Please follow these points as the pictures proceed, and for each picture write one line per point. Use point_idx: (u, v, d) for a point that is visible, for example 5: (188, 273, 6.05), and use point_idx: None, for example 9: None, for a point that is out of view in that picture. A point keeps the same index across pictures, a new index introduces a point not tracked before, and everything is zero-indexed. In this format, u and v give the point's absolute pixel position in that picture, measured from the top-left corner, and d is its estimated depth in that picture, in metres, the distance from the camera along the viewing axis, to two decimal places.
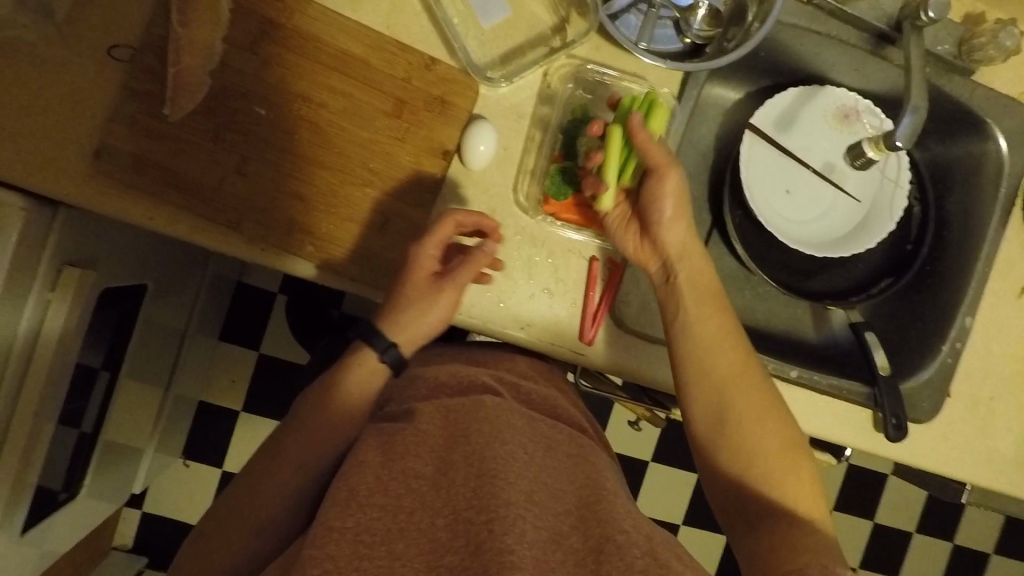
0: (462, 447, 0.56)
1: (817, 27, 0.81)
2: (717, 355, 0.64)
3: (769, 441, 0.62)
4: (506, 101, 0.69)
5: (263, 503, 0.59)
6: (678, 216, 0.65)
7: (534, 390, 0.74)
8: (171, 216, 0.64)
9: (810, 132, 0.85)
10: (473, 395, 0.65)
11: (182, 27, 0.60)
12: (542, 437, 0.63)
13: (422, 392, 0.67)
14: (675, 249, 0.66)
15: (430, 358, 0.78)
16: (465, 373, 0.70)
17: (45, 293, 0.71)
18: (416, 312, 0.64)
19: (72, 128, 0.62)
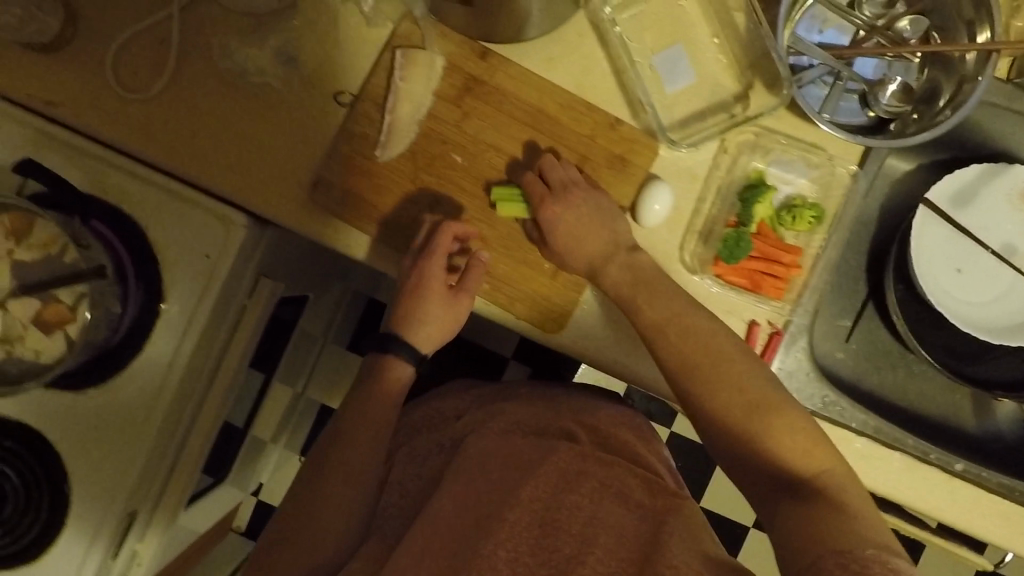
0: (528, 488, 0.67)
1: (1015, 105, 0.78)
2: (699, 343, 0.62)
3: (787, 435, 0.59)
4: (682, 163, 0.71)
5: (337, 492, 0.69)
6: (589, 225, 0.67)
7: (614, 433, 0.77)
8: (367, 247, 0.72)
9: (990, 211, 0.81)
10: (549, 439, 0.73)
11: (402, 82, 0.69)
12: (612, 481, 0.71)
13: (498, 429, 0.75)
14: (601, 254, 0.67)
15: (515, 390, 0.83)
16: (544, 415, 0.78)
17: (243, 300, 0.80)
18: (428, 317, 0.72)
19: (296, 160, 0.71)
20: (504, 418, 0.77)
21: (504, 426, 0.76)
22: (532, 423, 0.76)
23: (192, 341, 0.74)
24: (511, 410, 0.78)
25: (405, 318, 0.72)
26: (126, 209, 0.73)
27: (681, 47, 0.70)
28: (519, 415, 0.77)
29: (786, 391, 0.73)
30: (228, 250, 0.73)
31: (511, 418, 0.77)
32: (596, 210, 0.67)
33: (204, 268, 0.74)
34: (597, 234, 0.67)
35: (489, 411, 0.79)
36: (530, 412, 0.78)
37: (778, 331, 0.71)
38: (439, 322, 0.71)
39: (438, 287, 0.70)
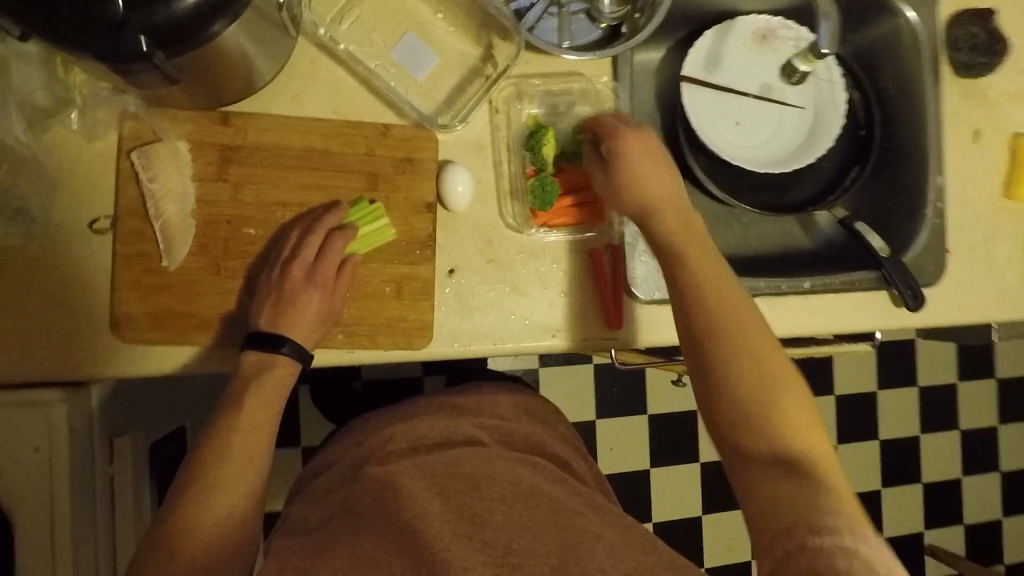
0: (411, 501, 0.64)
1: None
2: (723, 292, 0.63)
3: (749, 329, 0.62)
4: (465, 138, 0.72)
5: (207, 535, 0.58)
6: (658, 179, 0.67)
7: (516, 429, 0.80)
8: (202, 356, 0.66)
9: (738, 64, 0.89)
10: (456, 450, 0.72)
11: (153, 182, 0.63)
12: (511, 471, 0.70)
13: (401, 451, 0.74)
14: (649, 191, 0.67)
15: (410, 412, 0.81)
16: (444, 424, 0.77)
17: (106, 468, 0.73)
18: (307, 304, 0.64)
19: (83, 309, 0.65)
20: (400, 438, 0.75)
21: (407, 449, 0.74)
22: (431, 433, 0.76)
23: (67, 538, 0.66)
24: (415, 426, 0.77)
25: (281, 313, 0.64)
26: None
27: (412, 34, 0.71)
28: (421, 433, 0.76)
29: (650, 295, 0.76)
30: (56, 433, 0.64)
31: (407, 434, 0.76)
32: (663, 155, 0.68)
33: (40, 465, 0.65)
34: (638, 179, 0.67)
35: (380, 440, 0.76)
36: (427, 433, 0.76)
37: (617, 245, 0.75)
38: (315, 320, 0.65)
39: (327, 275, 0.65)
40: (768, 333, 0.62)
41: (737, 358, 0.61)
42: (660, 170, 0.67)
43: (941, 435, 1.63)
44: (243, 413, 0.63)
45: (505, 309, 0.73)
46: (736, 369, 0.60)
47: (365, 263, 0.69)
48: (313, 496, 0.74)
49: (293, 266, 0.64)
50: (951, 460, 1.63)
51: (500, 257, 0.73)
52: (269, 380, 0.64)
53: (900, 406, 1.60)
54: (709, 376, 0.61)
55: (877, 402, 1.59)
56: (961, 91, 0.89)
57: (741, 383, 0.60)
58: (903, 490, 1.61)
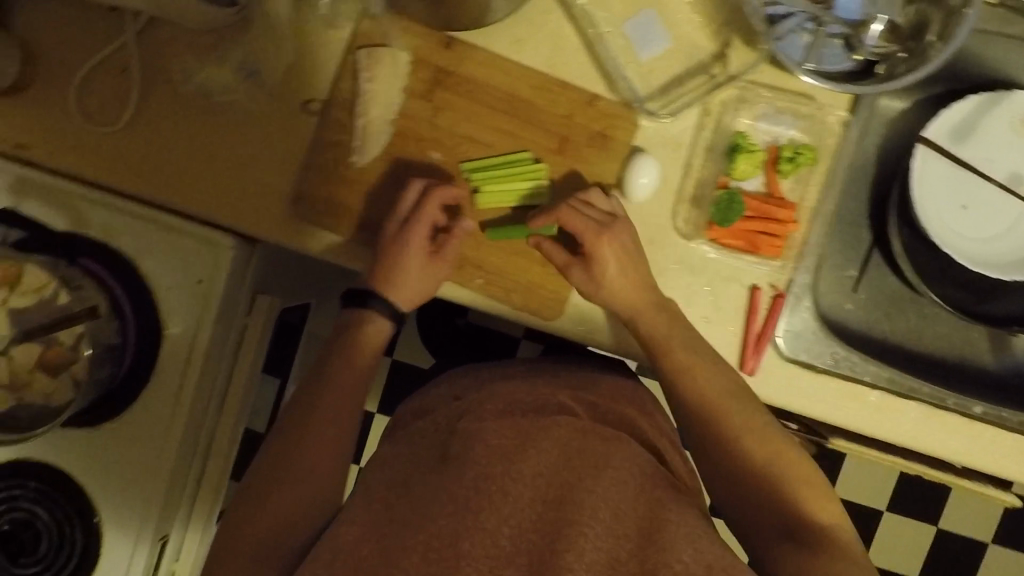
0: (502, 468, 0.58)
1: (1010, 30, 0.76)
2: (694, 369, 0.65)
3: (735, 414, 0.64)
4: (666, 132, 0.69)
5: (306, 446, 0.63)
6: (621, 266, 0.66)
7: (612, 409, 0.73)
8: (354, 252, 0.71)
9: (993, 141, 0.78)
10: (548, 414, 0.66)
11: (369, 83, 0.67)
12: (600, 440, 0.64)
13: (495, 410, 0.67)
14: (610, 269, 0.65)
15: (505, 374, 0.78)
16: (531, 386, 0.72)
17: (244, 319, 0.81)
18: (404, 270, 0.67)
19: (273, 176, 0.71)
20: (496, 395, 0.71)
21: (503, 405, 0.68)
22: (527, 398, 0.69)
23: (200, 362, 0.74)
24: (512, 389, 0.72)
25: (381, 275, 0.68)
26: (111, 242, 0.72)
27: (652, 12, 0.68)
28: (515, 393, 0.71)
29: (795, 353, 0.71)
30: (219, 273, 0.73)
31: (506, 393, 0.71)
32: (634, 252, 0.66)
33: (199, 295, 0.74)
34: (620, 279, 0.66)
35: (481, 392, 0.73)
36: (519, 394, 0.70)
37: (781, 294, 0.70)
38: (424, 285, 0.68)
39: (422, 245, 0.67)
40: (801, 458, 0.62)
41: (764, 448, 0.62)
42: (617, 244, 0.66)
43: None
44: (355, 333, 0.69)
45: None
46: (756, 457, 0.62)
47: (523, 220, 0.68)
48: (405, 436, 0.71)
49: (392, 224, 0.67)
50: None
51: (655, 262, 0.71)
52: (358, 345, 0.69)
53: (1008, 566, 1.43)
54: (735, 495, 0.62)
55: (982, 551, 1.43)
56: None
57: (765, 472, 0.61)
58: None
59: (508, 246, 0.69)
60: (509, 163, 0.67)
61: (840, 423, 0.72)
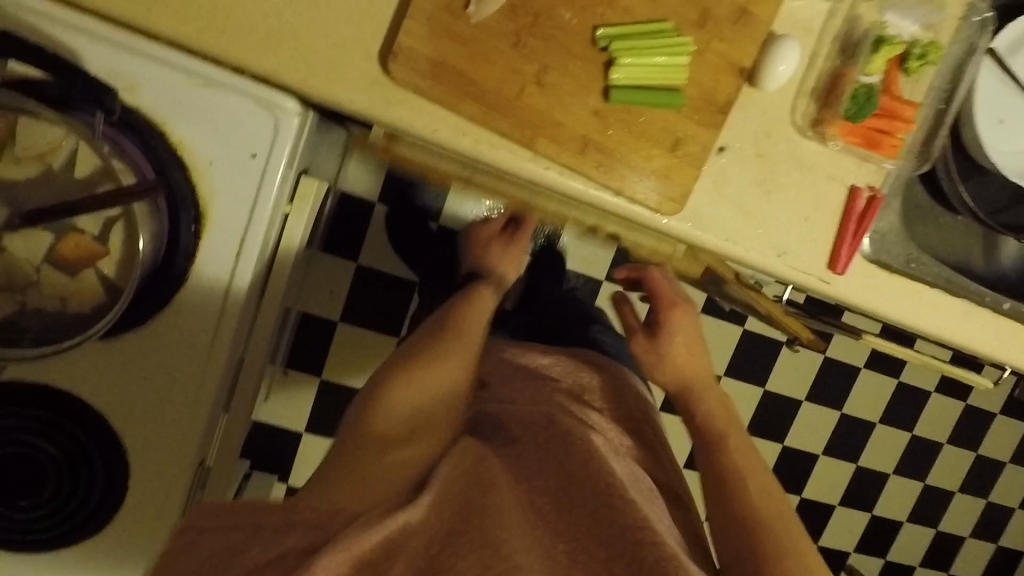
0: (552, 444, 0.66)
1: None
2: (683, 356, 0.76)
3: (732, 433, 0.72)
4: (798, 15, 0.64)
5: (392, 435, 0.60)
6: (688, 349, 0.76)
7: (622, 394, 0.79)
8: (456, 129, 0.60)
9: None
10: (561, 396, 0.74)
11: None
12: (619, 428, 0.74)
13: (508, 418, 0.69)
14: (671, 354, 0.76)
15: (516, 375, 0.77)
16: (559, 392, 0.75)
17: (286, 205, 0.66)
18: (500, 259, 0.95)
19: (359, 26, 0.56)
20: (518, 397, 0.73)
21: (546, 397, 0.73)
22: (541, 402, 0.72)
23: (258, 251, 0.61)
24: (525, 383, 0.75)
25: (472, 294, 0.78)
26: (129, 97, 0.55)
27: None
28: (549, 390, 0.75)
29: (877, 255, 0.74)
30: (280, 147, 0.59)
31: (532, 395, 0.73)
32: (697, 336, 0.77)
33: (252, 173, 0.59)
34: (678, 359, 0.76)
35: (498, 398, 0.73)
36: (526, 394, 0.73)
37: (877, 194, 0.71)
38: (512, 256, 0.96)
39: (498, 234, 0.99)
40: (772, 486, 0.67)
41: (752, 474, 0.68)
42: (683, 312, 0.78)
43: (906, 480, 1.77)
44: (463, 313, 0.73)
45: (750, 214, 0.69)
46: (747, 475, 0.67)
47: (656, 100, 0.61)
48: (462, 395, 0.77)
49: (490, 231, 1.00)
50: (905, 504, 1.79)
51: (769, 157, 0.68)
52: (470, 323, 0.72)
53: (889, 442, 1.72)
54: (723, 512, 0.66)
55: (872, 431, 1.70)
56: None
57: (751, 490, 0.66)
58: (854, 512, 1.76)
59: (636, 130, 0.62)
60: (654, 34, 0.59)
61: (902, 319, 0.77)
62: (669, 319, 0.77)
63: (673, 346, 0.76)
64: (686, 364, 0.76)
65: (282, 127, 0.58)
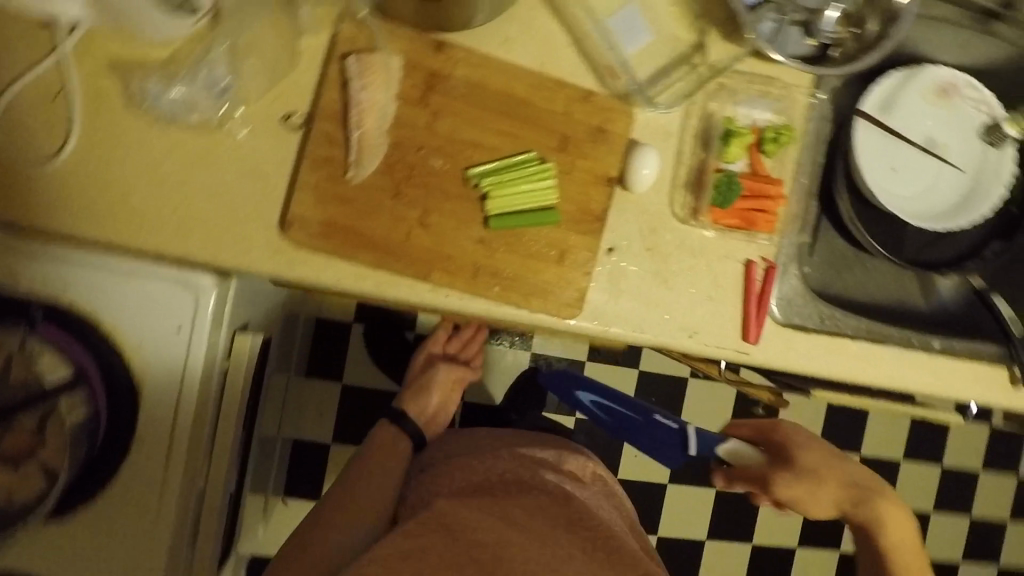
0: (514, 508, 0.71)
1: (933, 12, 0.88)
2: (828, 487, 0.84)
3: (828, 496, 0.84)
4: (656, 122, 0.71)
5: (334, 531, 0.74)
6: (806, 484, 0.83)
7: (564, 462, 0.88)
8: (357, 274, 0.66)
9: (911, 110, 0.89)
10: (502, 460, 0.82)
11: (362, 92, 0.62)
12: (590, 490, 0.85)
13: (443, 485, 0.79)
14: (809, 465, 0.84)
15: (465, 450, 0.87)
16: (507, 455, 0.84)
17: (223, 363, 0.69)
18: (418, 385, 0.97)
19: (256, 203, 0.64)
20: (459, 469, 0.82)
21: (500, 468, 0.80)
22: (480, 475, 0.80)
23: (191, 412, 0.65)
24: (473, 455, 0.85)
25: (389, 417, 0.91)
26: (63, 298, 0.62)
27: (633, 7, 0.70)
28: (515, 459, 0.83)
29: (788, 319, 0.77)
30: (201, 316, 0.64)
31: (482, 470, 0.80)
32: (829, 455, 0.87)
33: (179, 343, 0.64)
34: (816, 462, 0.86)
35: (450, 475, 0.81)
36: (473, 463, 0.83)
37: (772, 264, 0.74)
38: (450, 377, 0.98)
39: (429, 357, 1.01)
40: (846, 487, 0.83)
41: (878, 497, 0.83)
42: (737, 426, 0.91)
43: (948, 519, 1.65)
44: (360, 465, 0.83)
45: (651, 301, 0.73)
46: (879, 500, 0.82)
47: (533, 219, 0.67)
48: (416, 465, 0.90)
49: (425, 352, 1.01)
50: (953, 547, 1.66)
51: (659, 249, 0.72)
52: (383, 450, 0.86)
53: None
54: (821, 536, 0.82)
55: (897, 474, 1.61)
56: None
57: (884, 517, 0.81)
58: None
59: (523, 248, 0.67)
60: (519, 165, 0.66)
61: (830, 375, 0.79)
62: (801, 498, 0.83)
63: (814, 495, 0.83)
64: (816, 456, 0.86)
65: (203, 300, 0.63)
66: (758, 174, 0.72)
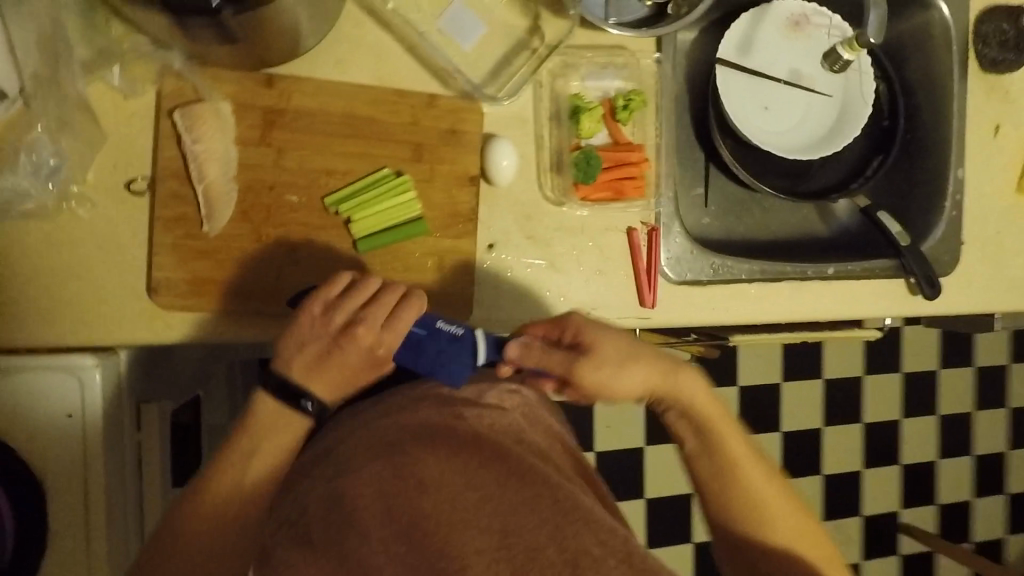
0: (460, 487, 0.44)
1: None
2: (700, 421, 0.65)
3: (725, 436, 0.64)
4: (509, 112, 0.71)
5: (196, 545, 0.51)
6: (622, 377, 0.60)
7: (519, 403, 0.54)
8: (240, 324, 0.65)
9: (770, 48, 0.90)
10: (410, 421, 0.48)
11: (196, 144, 0.61)
12: (531, 451, 0.49)
13: (359, 442, 0.48)
14: (628, 377, 0.61)
15: (361, 420, 0.52)
16: (426, 407, 0.50)
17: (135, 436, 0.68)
18: (329, 364, 0.54)
19: (117, 276, 0.63)
20: (359, 437, 0.49)
21: (391, 438, 0.47)
22: (409, 424, 0.48)
23: (104, 494, 0.63)
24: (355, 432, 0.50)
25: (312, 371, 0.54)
26: None
27: (460, 5, 0.70)
28: (406, 422, 0.48)
29: (683, 276, 0.78)
30: (90, 399, 0.62)
31: (372, 461, 0.45)
32: (710, 394, 0.66)
33: (73, 428, 0.62)
34: (680, 399, 0.64)
35: (373, 428, 0.49)
36: (378, 414, 0.51)
37: (654, 227, 0.76)
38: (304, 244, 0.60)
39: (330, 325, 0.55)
40: (752, 450, 0.65)
41: (733, 464, 0.64)
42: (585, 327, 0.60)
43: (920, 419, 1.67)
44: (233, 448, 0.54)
45: (542, 286, 0.73)
46: (733, 468, 0.63)
47: (402, 231, 0.66)
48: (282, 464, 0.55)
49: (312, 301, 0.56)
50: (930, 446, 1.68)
51: (539, 234, 0.73)
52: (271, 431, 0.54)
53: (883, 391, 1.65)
54: (726, 505, 0.64)
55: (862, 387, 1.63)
56: (984, 87, 0.91)
57: (749, 479, 0.63)
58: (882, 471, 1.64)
59: (401, 262, 0.68)
60: (377, 185, 0.66)
61: (734, 320, 0.81)
62: (596, 383, 0.59)
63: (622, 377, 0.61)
64: (705, 405, 0.65)
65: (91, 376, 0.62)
66: (617, 142, 0.74)
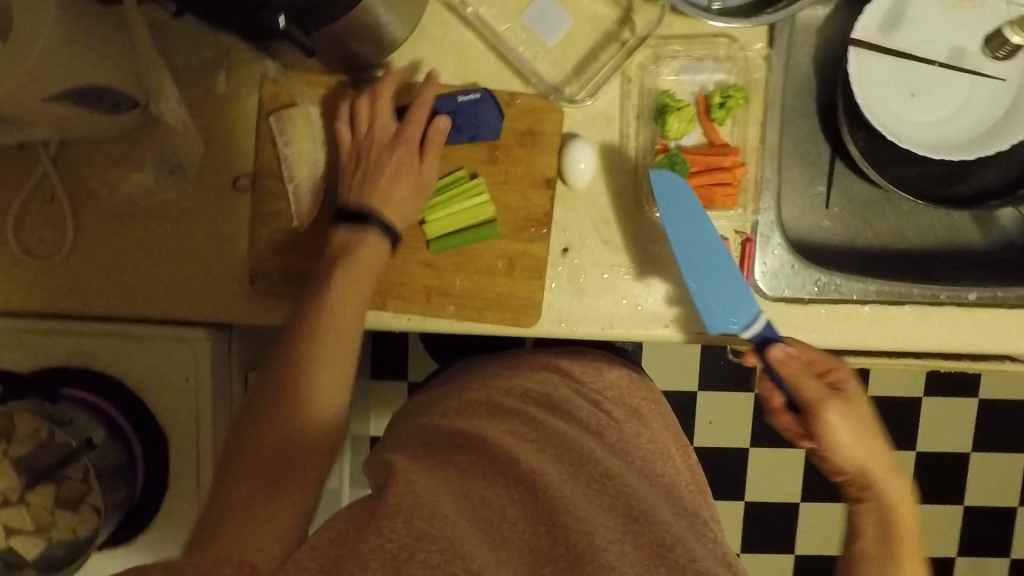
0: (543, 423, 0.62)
1: None
2: (884, 482, 0.60)
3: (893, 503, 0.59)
4: (592, 111, 0.68)
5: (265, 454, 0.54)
6: (859, 442, 0.60)
7: (621, 392, 0.73)
8: None
9: (925, 22, 0.75)
10: (524, 389, 0.68)
11: (287, 145, 0.67)
12: (621, 445, 0.63)
13: (476, 395, 0.68)
14: (845, 440, 0.60)
15: (477, 375, 0.74)
16: (530, 388, 0.68)
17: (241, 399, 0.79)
18: (383, 166, 0.64)
19: (223, 263, 0.70)
20: (467, 411, 0.65)
21: (506, 404, 0.65)
22: (509, 393, 0.68)
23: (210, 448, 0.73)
24: (485, 384, 0.70)
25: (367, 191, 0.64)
26: (90, 363, 0.72)
27: None
28: (523, 393, 0.68)
29: (776, 292, 0.70)
30: (201, 366, 0.72)
31: (482, 415, 0.63)
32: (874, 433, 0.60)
33: (188, 391, 0.72)
34: (858, 456, 0.60)
35: (480, 388, 0.70)
36: (495, 388, 0.69)
37: (749, 238, 0.68)
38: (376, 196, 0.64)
39: (384, 136, 0.65)
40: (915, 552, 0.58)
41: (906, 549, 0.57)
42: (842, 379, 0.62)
43: None
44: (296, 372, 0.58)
45: (617, 294, 0.69)
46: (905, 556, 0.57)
47: (475, 233, 0.67)
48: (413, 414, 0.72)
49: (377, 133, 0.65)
50: None
51: (617, 240, 0.69)
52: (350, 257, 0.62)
53: None
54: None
55: None
56: None
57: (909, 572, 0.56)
58: None
59: (472, 263, 0.68)
60: (454, 187, 0.67)
61: (839, 345, 0.71)
62: (832, 430, 0.59)
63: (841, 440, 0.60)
64: (878, 467, 0.60)
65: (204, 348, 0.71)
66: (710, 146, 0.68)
